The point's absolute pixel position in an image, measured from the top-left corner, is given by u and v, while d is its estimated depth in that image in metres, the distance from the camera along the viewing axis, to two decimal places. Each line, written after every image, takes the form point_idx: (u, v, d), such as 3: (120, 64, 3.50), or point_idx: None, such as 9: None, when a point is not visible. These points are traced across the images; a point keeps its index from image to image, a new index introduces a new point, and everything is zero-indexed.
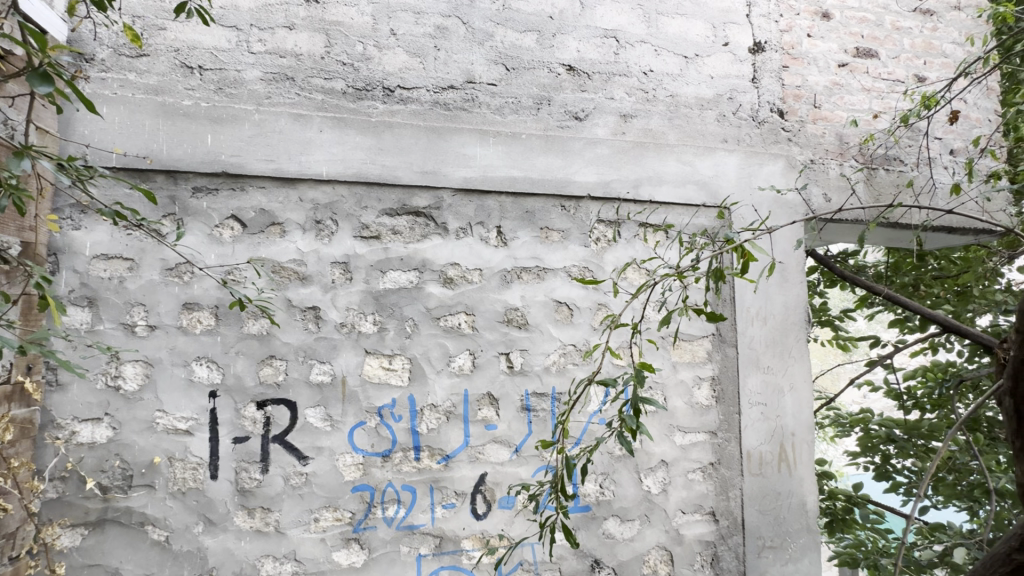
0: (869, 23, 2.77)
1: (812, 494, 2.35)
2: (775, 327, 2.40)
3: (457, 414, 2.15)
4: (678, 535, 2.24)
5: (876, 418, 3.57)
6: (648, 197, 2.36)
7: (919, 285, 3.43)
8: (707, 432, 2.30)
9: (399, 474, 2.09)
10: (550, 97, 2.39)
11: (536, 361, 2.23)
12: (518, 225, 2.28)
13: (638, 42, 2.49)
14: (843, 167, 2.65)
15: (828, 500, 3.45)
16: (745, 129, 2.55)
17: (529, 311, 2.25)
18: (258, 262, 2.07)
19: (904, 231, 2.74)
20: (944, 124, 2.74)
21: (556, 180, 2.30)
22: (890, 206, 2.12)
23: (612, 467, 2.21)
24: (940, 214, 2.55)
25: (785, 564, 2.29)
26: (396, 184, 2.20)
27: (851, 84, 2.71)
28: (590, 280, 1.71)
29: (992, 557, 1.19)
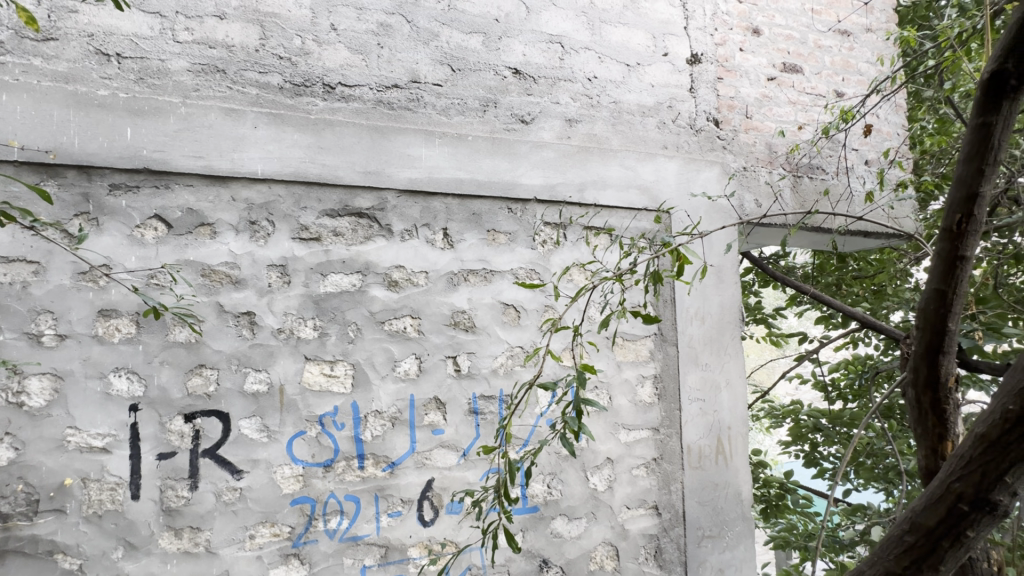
0: (794, 41, 2.96)
1: (746, 483, 2.47)
2: (713, 325, 2.52)
3: (403, 420, 2.11)
4: (623, 531, 2.29)
5: (805, 409, 3.81)
6: (592, 201, 2.41)
7: (841, 285, 3.79)
8: (650, 429, 2.38)
9: (342, 484, 2.02)
10: (497, 100, 2.39)
11: (484, 364, 2.22)
12: (464, 227, 2.26)
13: (583, 49, 2.54)
14: (771, 175, 2.81)
15: (763, 488, 3.68)
16: (684, 137, 2.66)
17: (476, 313, 2.24)
18: (171, 267, 1.93)
19: (825, 235, 2.94)
20: (860, 137, 2.97)
21: (503, 183, 2.30)
22: (810, 212, 2.27)
23: (559, 467, 2.24)
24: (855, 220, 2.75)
25: (723, 551, 2.39)
26: (338, 184, 2.12)
27: (778, 97, 2.89)
28: (533, 283, 1.71)
29: (887, 541, 1.29)
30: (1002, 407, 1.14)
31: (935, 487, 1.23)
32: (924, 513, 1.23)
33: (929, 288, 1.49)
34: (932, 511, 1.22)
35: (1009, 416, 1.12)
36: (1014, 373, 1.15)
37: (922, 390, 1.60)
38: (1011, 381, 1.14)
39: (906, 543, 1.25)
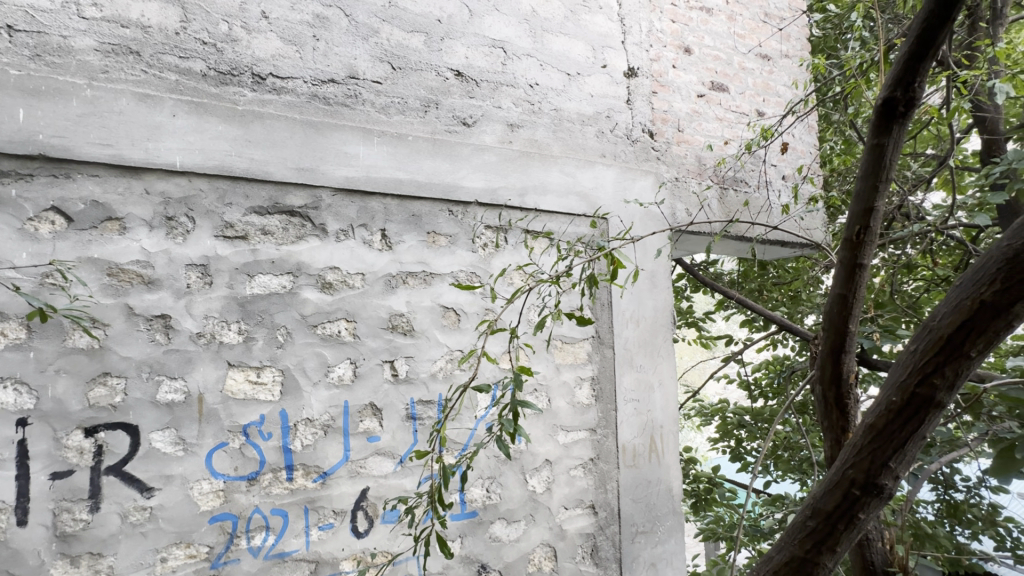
0: (721, 61, 3.16)
1: (677, 479, 2.59)
2: (646, 328, 2.62)
3: (336, 427, 2.02)
4: (561, 531, 2.33)
5: (731, 407, 4.07)
6: (533, 205, 2.44)
7: (763, 291, 4.10)
8: (587, 430, 2.43)
9: (268, 497, 1.90)
10: (438, 101, 2.37)
11: (422, 368, 2.18)
12: (403, 229, 2.22)
13: (524, 55, 2.57)
14: (700, 186, 2.98)
15: (693, 483, 3.90)
16: (621, 146, 2.77)
17: (415, 316, 2.20)
18: (60, 264, 1.74)
19: (747, 244, 3.16)
20: (778, 154, 3.22)
21: (443, 184, 2.28)
22: (733, 221, 2.43)
23: (498, 470, 2.24)
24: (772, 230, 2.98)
25: (655, 546, 2.48)
26: (267, 180, 2.01)
27: (707, 113, 3.07)
28: (469, 285, 1.70)
29: (793, 525, 1.40)
30: (886, 399, 1.25)
31: (834, 475, 1.34)
32: (823, 499, 1.34)
33: (833, 293, 1.64)
34: (830, 497, 1.33)
35: (892, 407, 1.24)
36: (896, 368, 1.26)
37: (827, 386, 1.75)
38: (894, 375, 1.25)
39: (808, 528, 1.36)
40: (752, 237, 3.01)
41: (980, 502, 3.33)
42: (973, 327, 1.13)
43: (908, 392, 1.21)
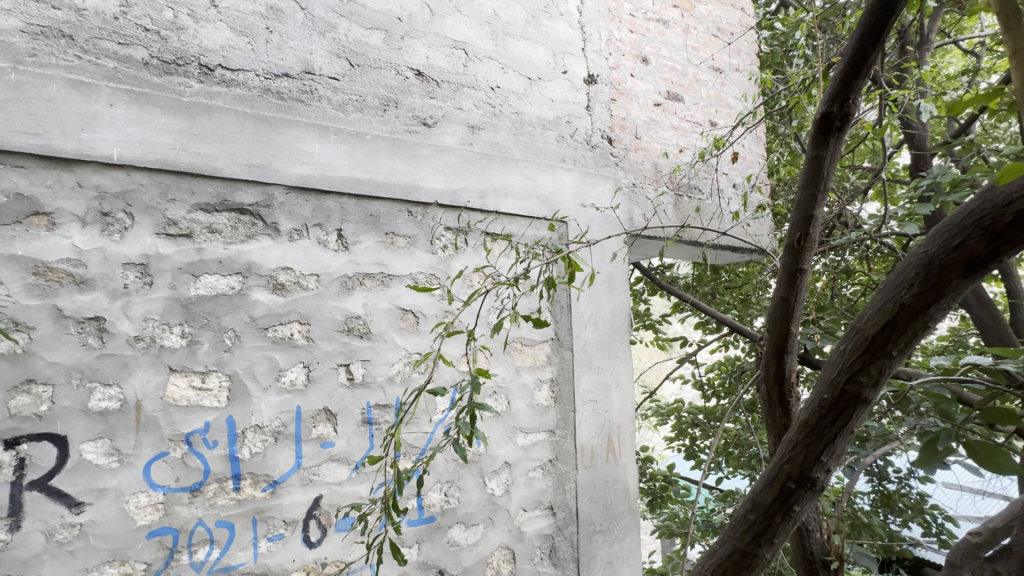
0: (677, 72, 3.27)
1: (633, 478, 2.64)
2: (604, 330, 2.66)
3: (288, 434, 1.95)
4: (519, 533, 2.33)
5: (686, 406, 4.23)
6: (493, 207, 2.44)
7: (716, 294, 4.28)
8: (546, 431, 2.45)
9: (212, 509, 1.81)
10: (397, 100, 2.34)
11: (379, 372, 2.14)
12: (360, 229, 2.17)
13: (486, 58, 2.57)
14: (657, 192, 3.06)
15: (650, 481, 3.98)
16: (580, 151, 2.81)
17: (372, 319, 2.15)
18: None
19: (699, 249, 3.27)
20: (729, 163, 3.35)
21: (403, 185, 2.24)
22: (686, 226, 2.52)
23: (457, 474, 2.22)
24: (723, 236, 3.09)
25: (612, 544, 2.52)
26: (215, 176, 1.92)
27: (663, 121, 3.17)
28: (426, 287, 1.68)
29: (736, 520, 1.45)
30: (819, 397, 1.32)
31: (772, 470, 1.40)
32: (762, 493, 1.40)
33: (776, 297, 1.72)
34: (768, 491, 1.39)
35: (824, 404, 1.31)
36: (828, 367, 1.33)
37: (771, 385, 1.83)
38: (826, 374, 1.33)
39: (748, 521, 1.42)
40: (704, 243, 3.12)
41: (909, 491, 3.58)
42: (895, 329, 1.20)
43: (837, 390, 1.28)
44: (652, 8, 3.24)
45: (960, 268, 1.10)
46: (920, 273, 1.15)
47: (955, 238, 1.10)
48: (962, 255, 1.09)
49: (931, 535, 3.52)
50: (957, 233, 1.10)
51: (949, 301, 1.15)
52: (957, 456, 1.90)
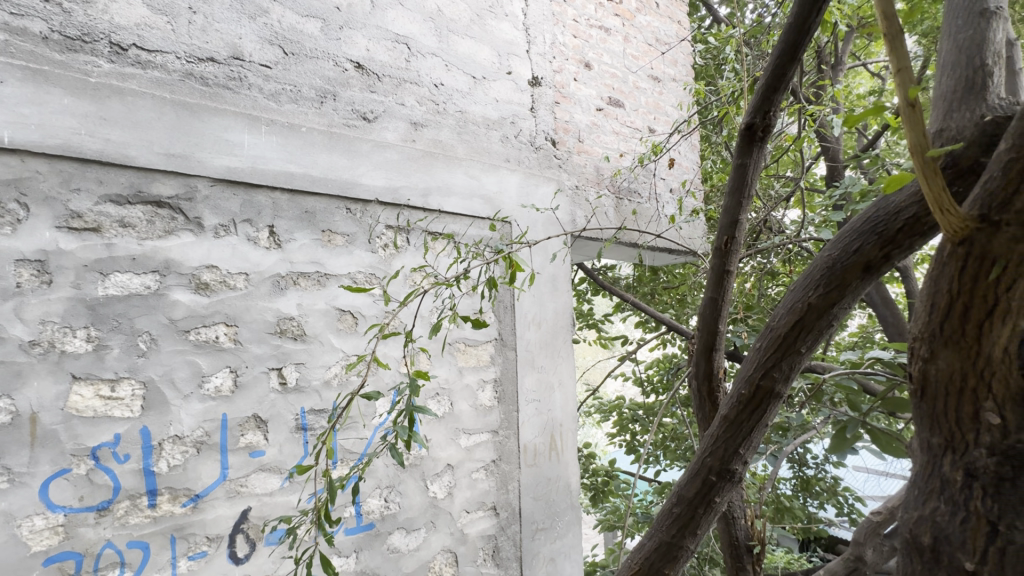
0: (618, 79, 3.37)
1: (575, 474, 2.69)
2: (547, 330, 2.70)
3: (212, 444, 1.82)
4: (462, 536, 2.31)
5: (627, 403, 4.41)
6: (436, 206, 2.40)
7: (655, 294, 4.48)
8: (489, 432, 2.44)
9: (123, 529, 1.66)
10: (336, 93, 2.25)
11: (315, 376, 2.04)
12: (295, 226, 2.06)
13: (429, 54, 2.53)
14: (599, 194, 3.14)
15: (592, 477, 4.09)
16: (524, 152, 2.83)
17: (307, 320, 2.05)
18: None
19: (633, 249, 3.34)
20: (666, 168, 3.50)
21: (341, 181, 2.16)
22: (623, 227, 2.59)
23: (397, 479, 2.17)
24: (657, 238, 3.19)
25: (554, 541, 2.55)
26: (128, 165, 1.76)
27: (605, 126, 3.25)
28: (362, 286, 1.62)
29: (663, 513, 1.52)
30: (738, 392, 1.40)
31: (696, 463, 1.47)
32: (686, 486, 1.47)
33: (707, 298, 1.81)
34: (691, 484, 1.47)
35: (742, 399, 1.40)
36: (746, 363, 1.41)
37: (702, 381, 1.93)
38: (744, 370, 1.41)
39: (674, 514, 1.48)
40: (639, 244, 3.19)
41: (825, 476, 3.89)
42: (804, 326, 1.29)
43: (754, 385, 1.37)
44: (595, 15, 3.32)
45: (859, 269, 1.19)
46: (824, 274, 1.24)
47: (855, 242, 1.19)
48: (861, 258, 1.18)
49: (843, 514, 3.84)
50: (855, 238, 1.18)
51: (851, 300, 1.25)
52: (863, 442, 2.08)
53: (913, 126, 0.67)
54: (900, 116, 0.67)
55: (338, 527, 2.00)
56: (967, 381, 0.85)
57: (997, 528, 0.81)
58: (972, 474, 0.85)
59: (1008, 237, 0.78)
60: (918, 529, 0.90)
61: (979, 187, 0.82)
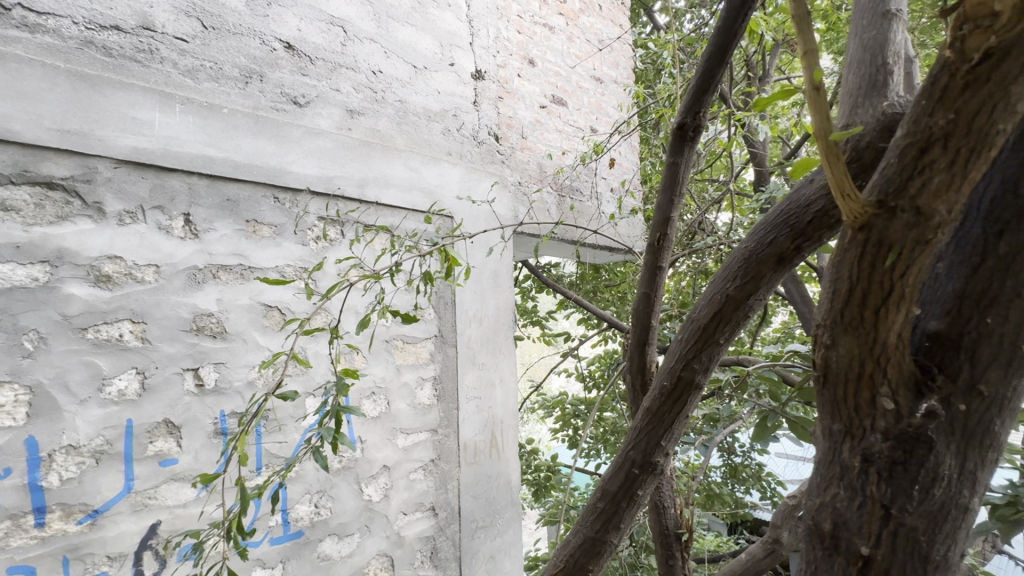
0: (561, 78, 3.40)
1: (515, 471, 2.68)
2: (489, 326, 2.67)
3: (114, 453, 1.65)
4: (398, 539, 2.24)
5: (569, 399, 4.49)
6: (374, 198, 2.31)
7: (597, 292, 4.59)
8: (428, 431, 2.39)
9: (3, 553, 1.46)
10: (263, 73, 2.10)
11: (237, 376, 1.90)
12: (214, 215, 1.91)
13: (367, 39, 2.42)
14: (542, 191, 3.15)
15: (534, 472, 4.15)
16: (466, 146, 2.78)
17: (228, 317, 1.90)
18: None
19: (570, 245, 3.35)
20: (607, 168, 3.57)
21: (268, 168, 2.02)
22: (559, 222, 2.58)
23: (329, 483, 2.07)
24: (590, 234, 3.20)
25: (494, 539, 2.54)
26: (11, 141, 1.55)
27: (548, 124, 3.27)
28: (279, 280, 1.49)
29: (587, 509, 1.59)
30: (660, 384, 1.48)
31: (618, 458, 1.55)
32: (610, 481, 1.55)
33: (640, 292, 1.85)
34: (615, 479, 1.54)
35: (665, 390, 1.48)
36: (669, 356, 1.48)
37: (636, 375, 1.97)
38: (667, 363, 1.48)
39: (599, 509, 1.56)
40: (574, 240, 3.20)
41: (751, 462, 4.13)
42: (722, 318, 1.36)
43: (675, 378, 1.45)
44: (539, 12, 3.32)
45: (773, 262, 1.26)
46: (741, 266, 1.31)
47: (768, 235, 1.26)
48: (775, 250, 1.25)
49: (767, 498, 4.10)
50: (770, 230, 1.25)
51: (765, 292, 1.32)
52: (783, 430, 2.22)
53: (819, 109, 0.71)
54: (804, 98, 0.73)
55: (262, 537, 1.87)
56: (865, 366, 0.89)
57: (890, 512, 0.86)
58: (868, 458, 0.90)
59: (903, 224, 0.79)
60: (820, 516, 0.96)
61: (878, 174, 0.83)
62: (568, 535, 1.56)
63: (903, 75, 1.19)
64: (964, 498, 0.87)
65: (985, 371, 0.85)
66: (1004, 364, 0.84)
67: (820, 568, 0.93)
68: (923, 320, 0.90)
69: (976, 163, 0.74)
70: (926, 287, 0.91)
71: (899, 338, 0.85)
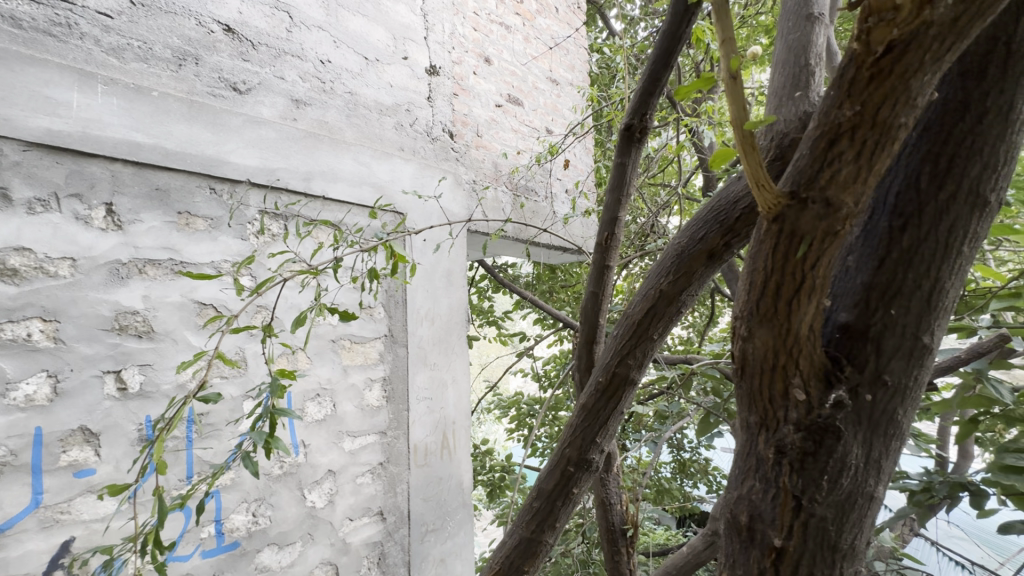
0: (517, 77, 3.40)
1: (467, 472, 2.66)
2: (441, 326, 2.63)
3: (20, 465, 1.50)
4: (344, 545, 2.16)
5: (525, 398, 4.49)
6: (320, 192, 2.22)
7: (553, 292, 4.63)
8: (377, 433, 2.32)
9: None
10: (199, 57, 1.98)
11: (166, 379, 1.77)
12: (141, 205, 1.77)
13: (315, 27, 2.33)
14: (497, 190, 3.13)
15: (489, 473, 4.12)
16: (420, 142, 2.72)
17: (157, 315, 1.77)
18: None
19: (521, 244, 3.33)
20: (562, 169, 3.60)
21: (204, 157, 1.90)
22: (509, 219, 2.55)
23: (269, 490, 1.97)
24: (540, 232, 3.19)
25: (445, 541, 2.50)
26: None
27: (504, 123, 3.26)
28: (202, 274, 1.38)
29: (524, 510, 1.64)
30: (597, 380, 1.58)
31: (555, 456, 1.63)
32: (546, 480, 1.63)
33: (588, 290, 1.89)
34: (551, 478, 1.62)
35: (601, 385, 1.58)
36: (607, 351, 1.58)
37: (583, 373, 1.98)
38: (605, 359, 1.59)
39: (535, 509, 1.62)
40: (524, 239, 3.17)
41: (699, 457, 4.28)
42: (656, 313, 1.48)
43: (611, 373, 1.55)
44: (495, 11, 3.31)
45: (703, 258, 1.38)
46: (675, 263, 1.43)
47: (699, 232, 1.38)
48: (705, 246, 1.37)
49: (713, 491, 4.25)
50: (703, 226, 1.37)
51: (697, 286, 1.44)
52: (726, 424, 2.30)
53: (734, 99, 0.72)
54: (722, 87, 0.73)
55: (192, 550, 1.76)
56: (778, 358, 0.90)
57: (800, 502, 0.92)
58: (781, 450, 0.95)
59: (814, 215, 0.78)
60: (737, 509, 1.02)
61: (793, 165, 0.82)
62: (503, 536, 1.60)
63: (821, 75, 1.40)
64: (869, 486, 0.93)
65: (888, 362, 0.91)
66: (905, 355, 0.91)
67: (739, 560, 0.99)
68: (834, 313, 0.95)
69: (880, 156, 0.74)
70: (840, 279, 0.98)
71: (811, 329, 0.87)
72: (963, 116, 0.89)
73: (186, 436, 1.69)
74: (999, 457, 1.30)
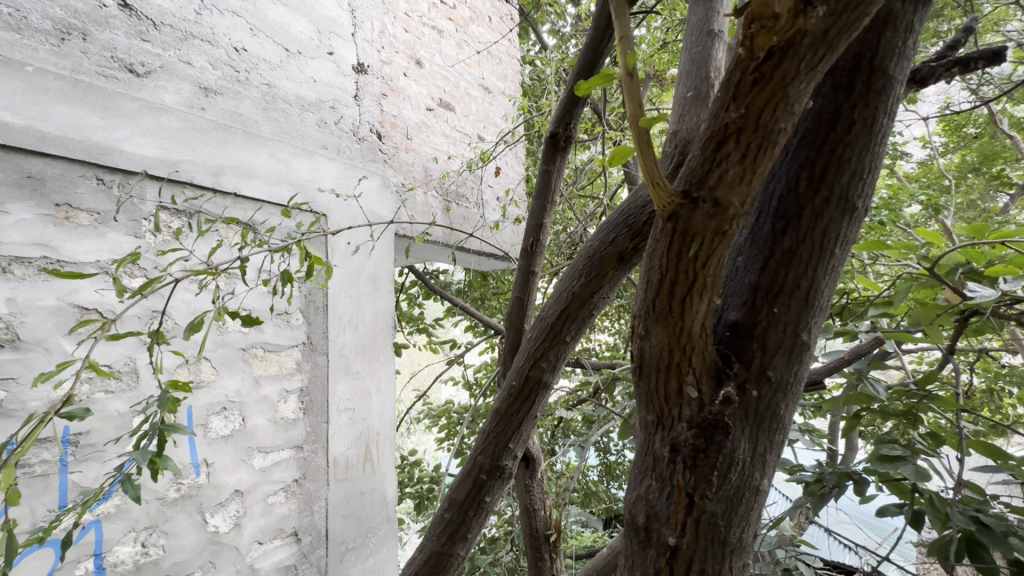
0: (449, 83, 3.38)
1: (392, 485, 2.55)
2: (365, 333, 2.52)
3: None
4: (251, 572, 1.99)
5: (455, 407, 4.42)
6: (231, 189, 2.06)
7: (484, 299, 4.62)
8: (292, 448, 2.16)
9: None
10: (87, 32, 1.76)
11: (35, 395, 1.55)
12: (8, 195, 1.54)
13: (228, 12, 2.17)
14: (427, 195, 3.07)
15: (417, 485, 3.99)
16: (346, 141, 2.61)
17: (25, 321, 1.55)
18: None
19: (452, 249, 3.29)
20: (493, 176, 3.62)
21: (91, 143, 1.69)
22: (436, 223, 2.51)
23: (163, 516, 1.77)
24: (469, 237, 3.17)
25: (365, 560, 2.38)
26: None
27: (434, 127, 3.22)
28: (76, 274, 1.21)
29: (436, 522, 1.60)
30: (510, 385, 1.59)
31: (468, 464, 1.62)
32: (457, 490, 1.60)
33: (512, 296, 1.89)
34: (463, 487, 1.60)
35: (515, 389, 1.59)
36: (520, 355, 1.60)
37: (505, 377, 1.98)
38: (519, 363, 1.60)
39: (446, 520, 1.59)
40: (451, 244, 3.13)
41: (624, 459, 4.42)
42: (568, 316, 1.51)
43: (524, 377, 1.57)
44: (428, 14, 3.27)
45: (614, 260, 1.43)
46: (586, 266, 1.47)
47: (611, 236, 1.43)
48: (616, 248, 1.42)
49: None
50: (614, 230, 1.43)
51: (608, 290, 1.49)
52: None
53: (632, 95, 0.73)
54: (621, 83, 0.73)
55: None
56: (673, 356, 0.94)
57: (692, 499, 0.97)
58: (676, 448, 0.99)
59: (704, 215, 0.81)
60: (637, 510, 1.05)
61: (685, 166, 0.84)
62: (413, 551, 1.55)
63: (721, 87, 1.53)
64: (755, 480, 1.00)
65: (772, 359, 0.98)
66: (787, 351, 0.98)
67: (637, 560, 1.02)
68: (725, 314, 1.02)
69: (761, 159, 0.79)
70: (732, 280, 1.05)
71: (702, 326, 0.91)
72: (834, 128, 0.99)
73: (59, 459, 1.50)
74: (876, 447, 1.45)
